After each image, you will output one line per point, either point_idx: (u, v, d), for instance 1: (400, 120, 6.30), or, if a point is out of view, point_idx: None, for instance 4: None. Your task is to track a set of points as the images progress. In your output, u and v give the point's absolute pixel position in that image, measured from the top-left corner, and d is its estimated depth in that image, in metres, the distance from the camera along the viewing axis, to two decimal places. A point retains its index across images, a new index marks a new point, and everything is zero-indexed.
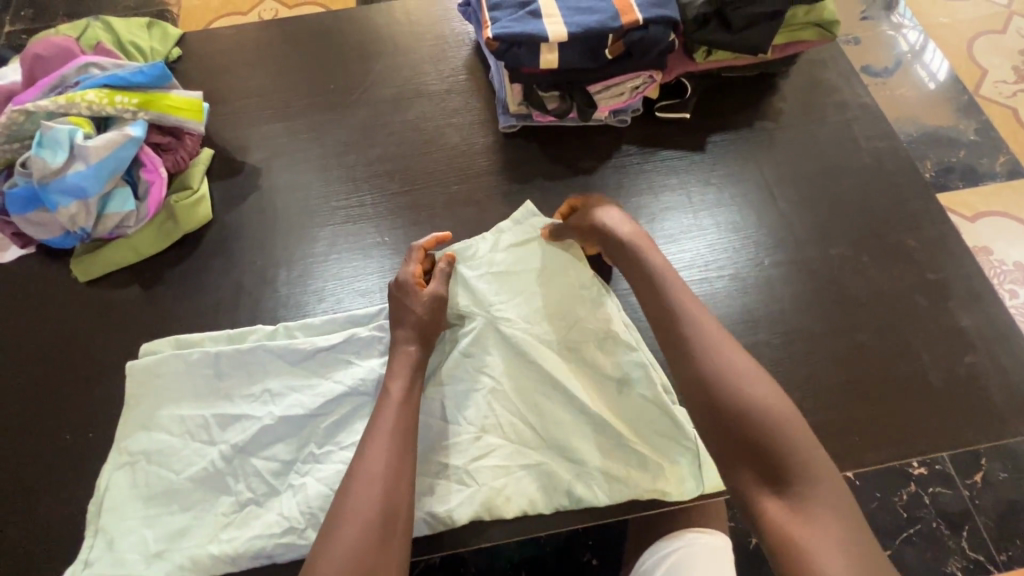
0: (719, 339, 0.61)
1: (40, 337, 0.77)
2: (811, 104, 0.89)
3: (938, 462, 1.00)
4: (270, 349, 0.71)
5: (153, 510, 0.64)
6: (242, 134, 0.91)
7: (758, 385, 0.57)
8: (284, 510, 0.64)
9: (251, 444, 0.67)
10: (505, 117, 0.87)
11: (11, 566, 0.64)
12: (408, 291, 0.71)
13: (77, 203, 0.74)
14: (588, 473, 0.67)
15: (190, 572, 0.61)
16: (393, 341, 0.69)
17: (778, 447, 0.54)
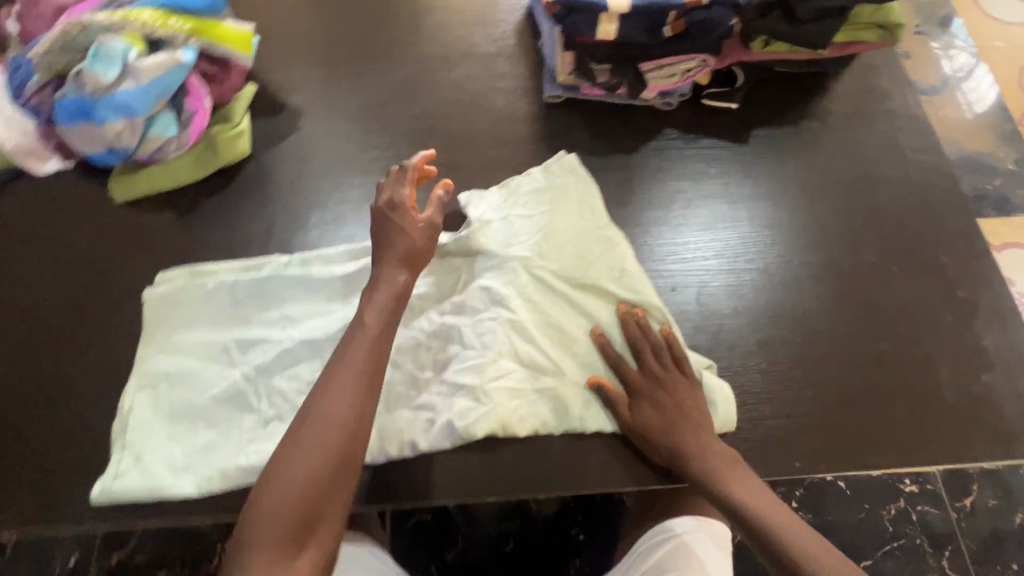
0: (762, 496, 0.61)
1: (75, 252, 0.78)
2: (860, 108, 0.88)
3: (931, 482, 1.04)
4: (289, 278, 0.72)
5: (178, 428, 0.66)
6: (287, 74, 0.91)
7: (807, 541, 0.58)
8: None
9: (272, 365, 0.68)
10: (551, 86, 0.85)
11: (41, 462, 0.68)
12: (401, 217, 0.68)
13: (123, 120, 0.74)
14: (596, 400, 0.67)
15: (219, 484, 0.63)
16: (383, 265, 0.65)
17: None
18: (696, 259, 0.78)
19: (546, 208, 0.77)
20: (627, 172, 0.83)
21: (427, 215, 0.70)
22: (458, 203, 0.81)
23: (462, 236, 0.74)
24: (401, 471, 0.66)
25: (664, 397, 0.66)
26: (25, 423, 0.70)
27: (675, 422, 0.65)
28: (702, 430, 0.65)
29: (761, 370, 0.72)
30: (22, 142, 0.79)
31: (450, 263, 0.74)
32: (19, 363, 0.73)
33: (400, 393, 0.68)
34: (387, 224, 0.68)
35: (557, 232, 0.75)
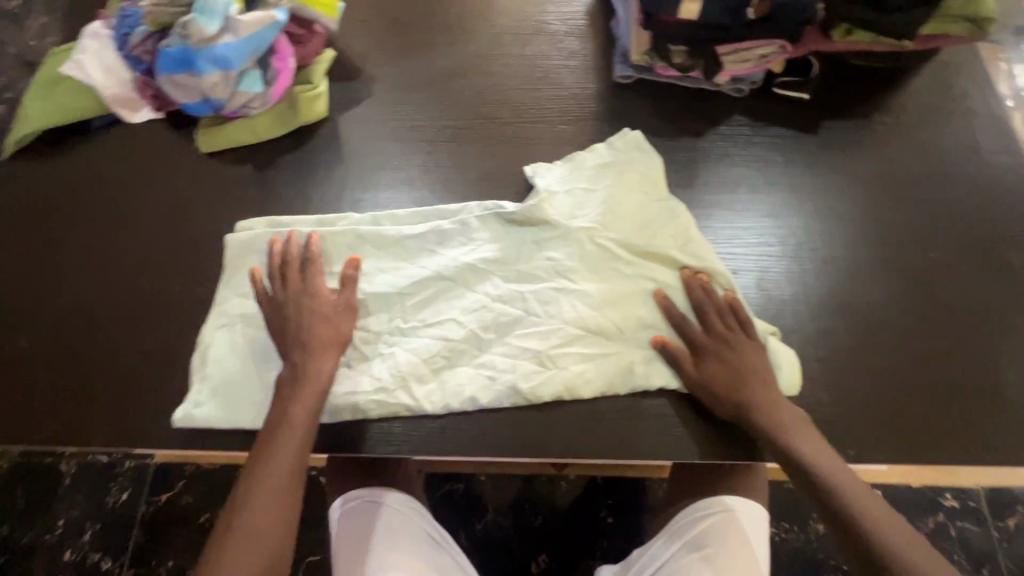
0: (824, 452, 0.62)
1: (160, 197, 0.83)
2: (937, 106, 0.86)
3: (973, 500, 1.12)
4: (360, 233, 0.75)
5: (250, 367, 0.70)
6: (363, 41, 0.93)
7: (863, 494, 0.59)
8: (375, 373, 0.69)
9: None
10: (623, 66, 0.87)
11: (125, 387, 0.73)
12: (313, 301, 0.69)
13: (220, 73, 0.77)
14: (658, 361, 0.70)
15: None
16: (308, 351, 0.66)
17: (890, 556, 0.55)
18: (757, 245, 0.78)
19: (610, 183, 0.78)
20: (692, 154, 0.83)
21: (340, 294, 0.70)
22: (525, 174, 0.83)
23: (529, 206, 0.76)
24: (460, 423, 0.69)
25: (731, 355, 0.67)
26: (112, 350, 0.75)
27: (742, 378, 0.66)
28: (768, 387, 0.66)
29: (818, 357, 0.72)
30: (119, 91, 0.85)
31: (515, 231, 0.76)
32: (106, 295, 0.78)
33: (462, 350, 0.70)
34: (303, 306, 0.68)
35: (621, 207, 0.76)
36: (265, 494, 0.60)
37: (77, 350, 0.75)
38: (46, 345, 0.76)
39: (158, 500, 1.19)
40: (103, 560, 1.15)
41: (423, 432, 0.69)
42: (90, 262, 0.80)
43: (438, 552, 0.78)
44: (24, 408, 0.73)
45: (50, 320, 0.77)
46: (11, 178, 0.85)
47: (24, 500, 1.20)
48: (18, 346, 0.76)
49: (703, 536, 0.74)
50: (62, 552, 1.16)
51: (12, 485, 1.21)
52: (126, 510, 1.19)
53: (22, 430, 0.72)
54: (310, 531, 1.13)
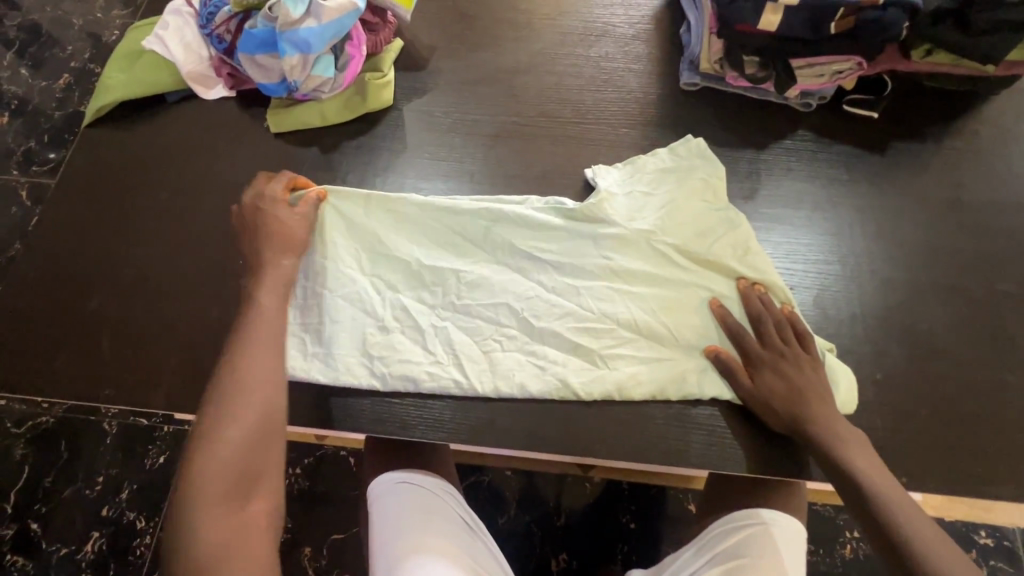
0: (882, 473, 0.62)
1: (228, 173, 0.85)
2: (1013, 134, 0.84)
3: (1008, 540, 1.09)
4: (417, 202, 0.76)
5: (308, 321, 0.72)
6: (431, 33, 0.94)
7: (917, 517, 0.58)
8: (430, 346, 0.72)
9: (400, 284, 0.74)
10: (689, 73, 0.87)
11: (188, 355, 0.76)
12: (273, 208, 0.71)
13: (299, 55, 0.79)
14: (711, 369, 0.70)
15: (346, 379, 0.70)
16: (267, 249, 0.68)
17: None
18: (811, 248, 0.78)
19: (670, 188, 0.78)
20: (754, 166, 0.83)
21: (306, 214, 0.72)
22: (585, 175, 0.83)
23: (590, 204, 0.76)
24: (507, 413, 0.71)
25: (788, 367, 0.67)
26: (177, 317, 0.78)
27: (799, 394, 0.65)
28: (825, 404, 0.65)
29: (874, 381, 0.71)
30: (196, 68, 0.88)
31: (573, 228, 0.76)
32: (173, 263, 0.81)
33: (514, 335, 0.72)
34: (268, 218, 0.70)
35: (680, 212, 0.76)
36: (247, 370, 0.59)
37: (143, 315, 0.78)
38: (113, 308, 0.79)
39: None
40: (137, 519, 1.19)
41: (473, 418, 0.70)
42: (158, 231, 0.83)
43: (473, 539, 0.77)
44: (91, 366, 0.76)
45: (118, 284, 0.80)
46: (89, 145, 0.88)
47: (67, 455, 1.24)
48: (88, 306, 0.79)
49: (733, 548, 0.73)
50: (100, 508, 1.20)
51: (57, 439, 1.25)
52: (162, 473, 1.23)
53: (87, 388, 0.75)
54: (336, 510, 1.15)
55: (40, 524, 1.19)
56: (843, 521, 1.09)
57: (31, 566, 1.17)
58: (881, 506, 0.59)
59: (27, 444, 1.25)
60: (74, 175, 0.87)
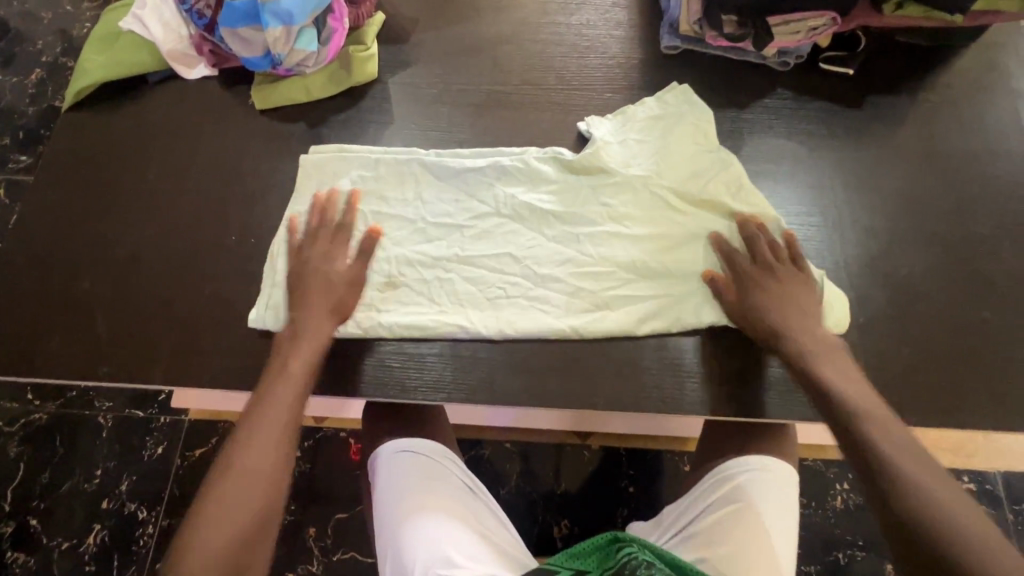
0: (852, 380, 0.65)
1: (216, 152, 0.85)
2: (983, 86, 0.87)
3: (990, 484, 1.14)
4: (424, 164, 0.80)
5: None
6: (412, 6, 0.95)
7: (899, 430, 0.61)
8: (437, 299, 0.74)
9: (406, 239, 0.77)
10: (670, 36, 0.88)
11: (185, 331, 0.76)
12: (330, 265, 0.72)
13: (282, 28, 0.79)
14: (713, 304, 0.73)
15: (355, 332, 0.73)
16: (311, 309, 0.70)
17: (900, 472, 0.57)
18: (799, 194, 0.81)
19: (660, 135, 0.82)
20: (735, 126, 0.85)
21: (355, 267, 0.73)
22: (577, 129, 0.85)
23: (587, 153, 0.79)
24: (504, 370, 0.73)
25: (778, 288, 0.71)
26: (172, 296, 0.78)
27: (789, 312, 0.69)
28: (810, 319, 0.69)
29: (858, 325, 0.74)
30: (176, 47, 0.87)
31: (572, 178, 0.79)
32: (165, 243, 0.80)
33: (518, 283, 0.75)
34: (319, 274, 0.72)
35: (671, 155, 0.80)
36: (266, 418, 0.64)
37: (138, 295, 0.78)
38: (107, 289, 0.78)
39: (192, 455, 1.23)
40: (138, 509, 1.19)
41: (473, 376, 0.72)
42: (147, 211, 0.82)
43: (473, 500, 0.78)
44: (89, 347, 0.76)
45: (110, 265, 0.80)
46: (72, 129, 0.88)
47: (62, 451, 1.23)
48: (82, 288, 0.79)
49: (729, 494, 0.75)
50: (99, 501, 1.20)
51: (51, 435, 1.24)
52: (161, 464, 1.22)
53: (85, 369, 0.75)
54: (338, 490, 1.16)
55: (39, 520, 1.19)
56: (833, 473, 1.13)
57: (33, 562, 1.16)
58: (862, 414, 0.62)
59: (21, 442, 1.24)
60: (58, 159, 0.86)
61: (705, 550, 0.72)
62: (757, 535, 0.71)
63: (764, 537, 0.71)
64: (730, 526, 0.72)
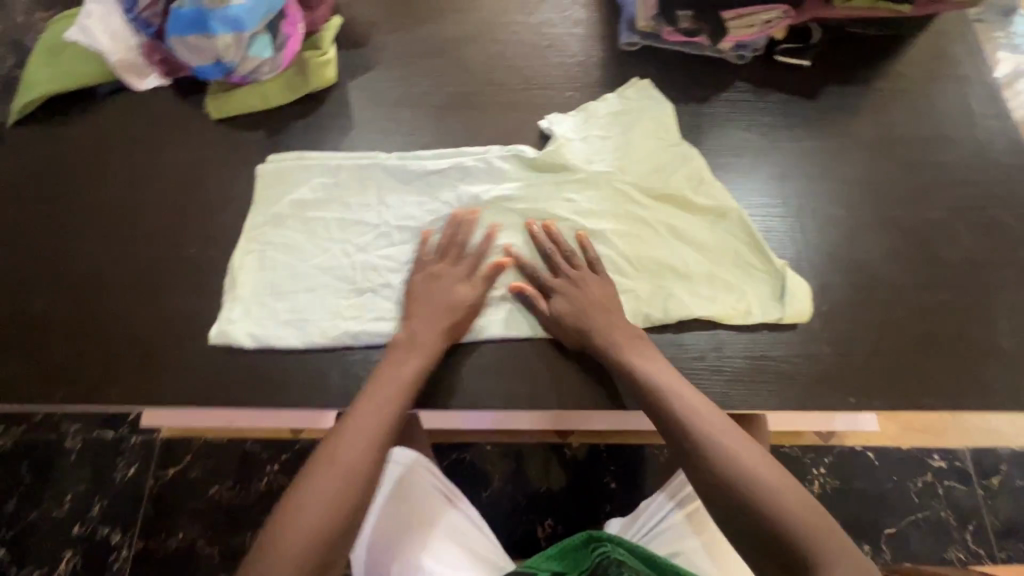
0: (673, 379, 0.66)
1: (170, 163, 0.83)
2: (933, 73, 0.89)
3: (960, 461, 1.17)
4: (386, 169, 0.79)
5: (279, 289, 0.74)
6: (370, 9, 0.93)
7: (720, 425, 0.62)
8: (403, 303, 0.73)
9: (369, 245, 0.76)
10: (628, 33, 0.88)
11: (144, 348, 0.74)
12: (461, 291, 0.71)
13: (232, 34, 0.77)
14: (680, 299, 0.73)
15: (320, 340, 0.72)
16: (427, 323, 0.69)
17: (726, 471, 0.59)
18: (760, 185, 0.82)
19: (621, 131, 0.82)
20: (697, 119, 0.85)
21: (481, 290, 0.72)
22: (539, 128, 0.85)
23: (549, 152, 0.80)
24: (474, 377, 0.72)
25: (565, 288, 0.72)
26: (129, 314, 0.75)
27: (580, 310, 0.70)
28: (606, 315, 0.70)
29: (821, 312, 0.75)
30: (126, 57, 0.84)
31: (535, 177, 0.79)
32: (120, 260, 0.78)
33: None
34: (440, 288, 0.71)
35: (632, 151, 0.80)
36: (355, 427, 0.63)
37: (94, 315, 0.75)
38: (61, 310, 0.76)
39: (165, 474, 1.20)
40: (112, 533, 1.16)
41: (442, 385, 0.72)
42: (101, 228, 0.80)
43: (449, 510, 0.76)
44: (43, 371, 0.73)
45: (64, 284, 0.77)
46: (19, 146, 0.85)
47: (29, 477, 1.19)
48: (34, 310, 0.76)
49: None
50: (70, 526, 1.16)
51: (16, 462, 1.20)
52: (133, 486, 1.19)
53: (41, 393, 0.72)
54: None
55: (7, 550, 1.15)
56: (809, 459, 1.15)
57: None
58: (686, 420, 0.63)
59: None
60: (6, 177, 0.83)
61: (678, 544, 0.73)
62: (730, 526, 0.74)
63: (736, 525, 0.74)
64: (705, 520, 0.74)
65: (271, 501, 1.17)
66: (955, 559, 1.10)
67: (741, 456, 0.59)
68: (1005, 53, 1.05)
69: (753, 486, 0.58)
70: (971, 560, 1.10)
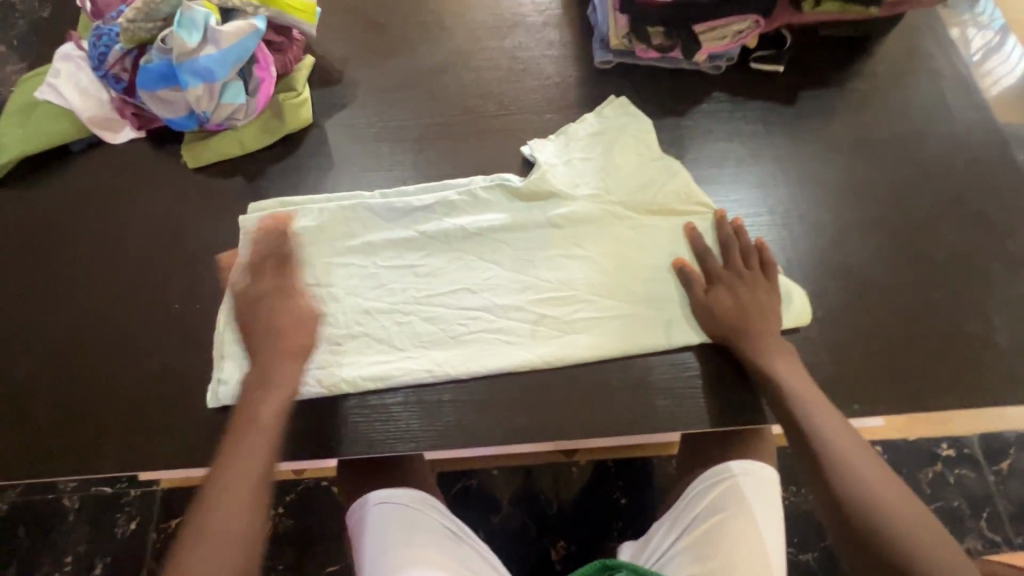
0: (807, 388, 0.66)
1: (150, 216, 0.82)
2: (907, 69, 0.89)
3: (968, 448, 1.16)
4: (370, 207, 0.78)
5: None
6: (341, 45, 0.93)
7: (851, 444, 0.62)
8: (398, 343, 0.72)
9: (358, 286, 0.75)
10: (602, 52, 0.88)
11: (135, 409, 0.72)
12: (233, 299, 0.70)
13: (204, 85, 0.76)
14: (677, 322, 0.73)
15: (316, 389, 0.70)
16: (277, 350, 0.67)
17: (850, 480, 0.59)
18: (747, 196, 0.81)
19: (604, 150, 0.81)
20: (678, 132, 0.85)
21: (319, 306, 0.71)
22: (521, 154, 0.85)
23: (533, 178, 0.79)
24: (472, 414, 0.71)
25: (740, 287, 0.71)
26: (116, 375, 0.74)
27: (743, 307, 0.70)
28: (767, 318, 0.70)
29: (817, 320, 0.74)
30: (96, 113, 0.84)
31: (521, 205, 0.79)
32: (104, 319, 0.77)
33: (479, 317, 0.73)
34: (276, 316, 0.69)
35: (616, 171, 0.80)
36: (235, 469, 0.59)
37: (81, 378, 0.74)
38: (46, 376, 0.74)
39: (168, 526, 1.17)
40: None
41: (439, 426, 0.70)
42: (82, 287, 0.78)
43: (459, 545, 0.76)
44: (33, 440, 0.72)
45: (49, 349, 0.75)
46: None
47: (27, 540, 1.16)
48: (18, 377, 0.74)
49: (716, 504, 0.74)
50: None
51: (13, 525, 1.17)
52: (136, 541, 1.16)
53: (32, 463, 0.71)
54: (325, 543, 1.12)
55: None
56: None
57: None
58: (813, 431, 0.63)
59: None
60: None
61: (696, 565, 0.71)
62: (749, 542, 0.71)
63: (757, 542, 0.71)
64: (723, 537, 0.71)
65: (277, 547, 1.11)
66: (973, 549, 1.09)
67: (861, 463, 0.60)
68: (972, 31, 0.94)
69: (875, 499, 0.58)
70: (989, 549, 1.09)
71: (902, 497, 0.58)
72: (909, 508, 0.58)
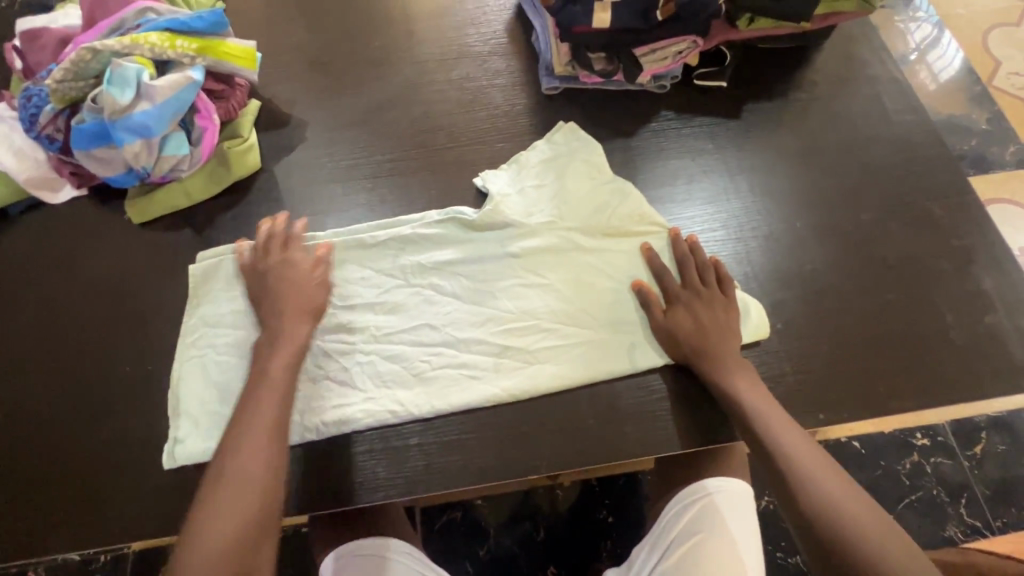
0: (768, 407, 0.66)
1: (97, 276, 0.79)
2: (845, 76, 0.92)
3: (942, 435, 1.18)
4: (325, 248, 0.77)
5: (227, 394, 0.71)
6: (287, 87, 0.92)
7: (814, 461, 0.62)
8: (361, 385, 0.71)
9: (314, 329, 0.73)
10: (548, 78, 0.89)
11: (87, 481, 0.69)
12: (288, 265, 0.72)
13: (141, 141, 0.74)
14: (640, 345, 0.73)
15: None
16: (285, 315, 0.69)
17: (815, 499, 0.59)
18: (701, 209, 0.82)
19: (556, 176, 0.81)
20: (629, 152, 0.86)
21: (319, 272, 0.73)
22: (474, 185, 0.84)
23: (487, 210, 0.78)
24: (441, 455, 0.69)
25: (701, 305, 0.72)
26: (66, 447, 0.71)
27: (703, 327, 0.70)
28: (727, 335, 0.70)
29: (778, 331, 0.75)
30: (34, 174, 0.81)
31: (477, 236, 0.78)
32: (52, 387, 0.73)
33: (441, 352, 0.72)
34: (283, 279, 0.71)
35: (569, 196, 0.80)
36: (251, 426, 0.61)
37: (28, 452, 0.71)
38: None
39: None
40: None
41: (408, 472, 0.69)
42: (27, 355, 0.75)
43: None
44: None
45: None
46: None
47: None
48: None
49: (692, 525, 0.73)
50: None
51: None
52: None
53: None
54: None
55: None
56: None
57: None
58: (776, 451, 0.63)
59: None
60: None
61: None
62: (726, 561, 0.71)
63: (734, 561, 0.71)
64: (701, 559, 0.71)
65: None
66: (955, 536, 1.11)
67: (826, 481, 0.60)
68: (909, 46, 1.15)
69: (840, 518, 0.58)
70: (971, 535, 1.11)
71: (869, 511, 0.58)
72: (876, 521, 0.57)
